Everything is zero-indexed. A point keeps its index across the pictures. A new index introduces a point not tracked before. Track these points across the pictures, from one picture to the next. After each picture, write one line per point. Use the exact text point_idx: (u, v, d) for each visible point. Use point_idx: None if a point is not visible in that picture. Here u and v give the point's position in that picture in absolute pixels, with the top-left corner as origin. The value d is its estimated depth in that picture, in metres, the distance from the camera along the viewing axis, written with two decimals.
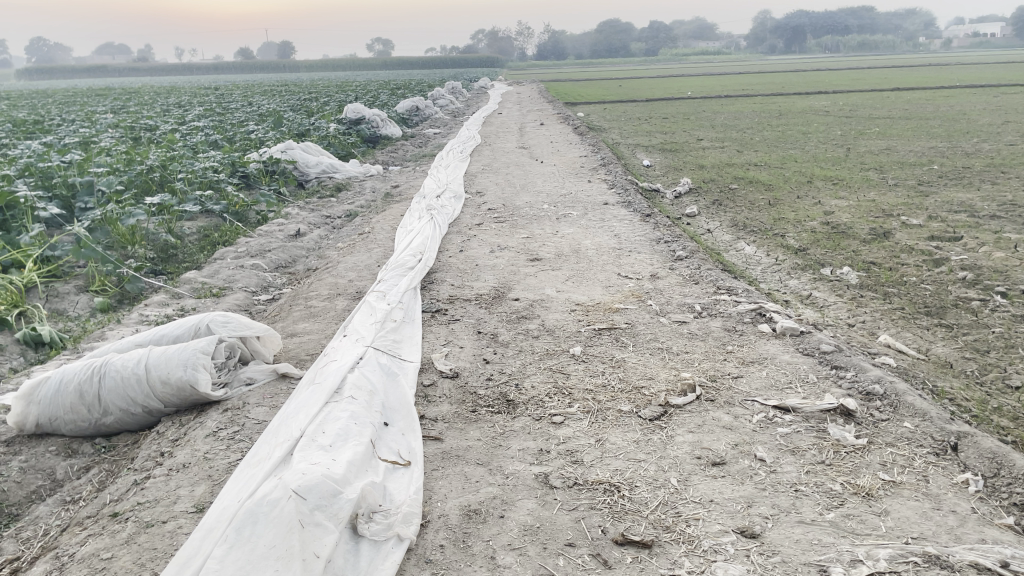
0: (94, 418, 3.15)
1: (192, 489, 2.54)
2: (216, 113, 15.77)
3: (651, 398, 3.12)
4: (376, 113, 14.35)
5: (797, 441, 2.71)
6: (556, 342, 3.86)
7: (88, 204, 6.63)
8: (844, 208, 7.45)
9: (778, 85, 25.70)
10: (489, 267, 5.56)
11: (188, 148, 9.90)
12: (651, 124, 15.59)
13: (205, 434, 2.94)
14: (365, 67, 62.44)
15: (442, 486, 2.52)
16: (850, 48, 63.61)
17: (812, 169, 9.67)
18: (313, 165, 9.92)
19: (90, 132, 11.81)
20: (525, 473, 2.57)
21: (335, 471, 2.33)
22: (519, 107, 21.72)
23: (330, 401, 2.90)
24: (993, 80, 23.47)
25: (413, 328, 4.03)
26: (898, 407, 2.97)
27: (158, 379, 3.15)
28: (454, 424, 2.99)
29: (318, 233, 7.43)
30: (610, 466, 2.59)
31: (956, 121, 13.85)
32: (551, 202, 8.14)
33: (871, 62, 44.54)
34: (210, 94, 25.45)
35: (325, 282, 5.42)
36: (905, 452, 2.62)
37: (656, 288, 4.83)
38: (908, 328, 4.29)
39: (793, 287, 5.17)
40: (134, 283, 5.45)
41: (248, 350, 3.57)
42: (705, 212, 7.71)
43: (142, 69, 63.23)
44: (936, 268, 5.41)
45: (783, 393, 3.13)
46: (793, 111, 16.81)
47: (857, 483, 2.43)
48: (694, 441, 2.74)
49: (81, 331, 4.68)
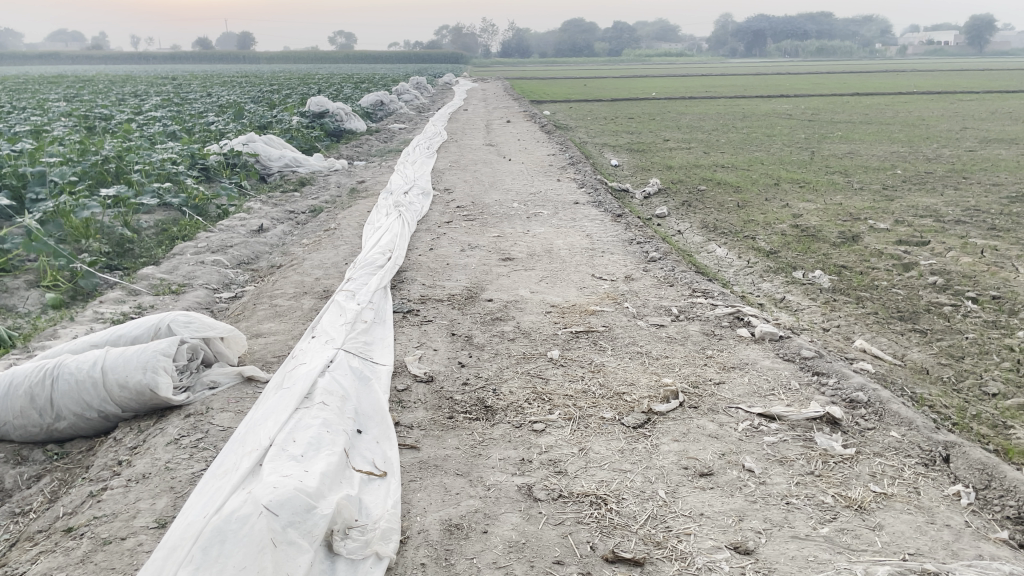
0: (46, 422, 2.96)
1: (153, 502, 2.38)
2: (174, 103, 15.39)
3: (633, 404, 3.03)
4: (340, 106, 14.10)
5: (785, 451, 2.65)
6: (533, 345, 3.76)
7: (39, 195, 6.36)
8: (812, 211, 7.47)
9: (743, 87, 25.92)
10: (459, 266, 5.43)
11: (145, 138, 9.60)
12: (618, 124, 15.58)
13: (166, 441, 2.78)
14: (327, 61, 61.74)
15: (420, 499, 2.40)
16: (810, 54, 64.66)
17: (779, 171, 9.70)
18: (275, 158, 9.68)
19: (41, 120, 11.40)
20: (507, 484, 2.46)
21: (308, 484, 2.20)
22: (484, 104, 21.59)
23: (299, 407, 2.76)
24: (951, 87, 23.91)
25: (384, 329, 3.90)
26: (883, 416, 2.92)
27: (115, 382, 2.97)
28: (431, 431, 2.87)
29: (282, 228, 7.24)
30: (595, 477, 2.49)
31: (916, 126, 14.07)
32: (521, 200, 8.03)
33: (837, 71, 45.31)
34: (167, 84, 24.96)
35: (291, 280, 5.25)
36: (894, 462, 2.57)
37: (631, 290, 4.76)
38: (882, 332, 4.27)
39: (767, 290, 5.14)
40: (89, 279, 5.22)
41: (211, 352, 3.40)
42: (675, 212, 7.67)
43: (97, 57, 61.81)
44: (906, 272, 5.43)
45: (767, 400, 3.07)
46: (756, 114, 16.93)
47: (848, 495, 2.37)
48: (679, 450, 2.66)
49: (31, 328, 4.45)
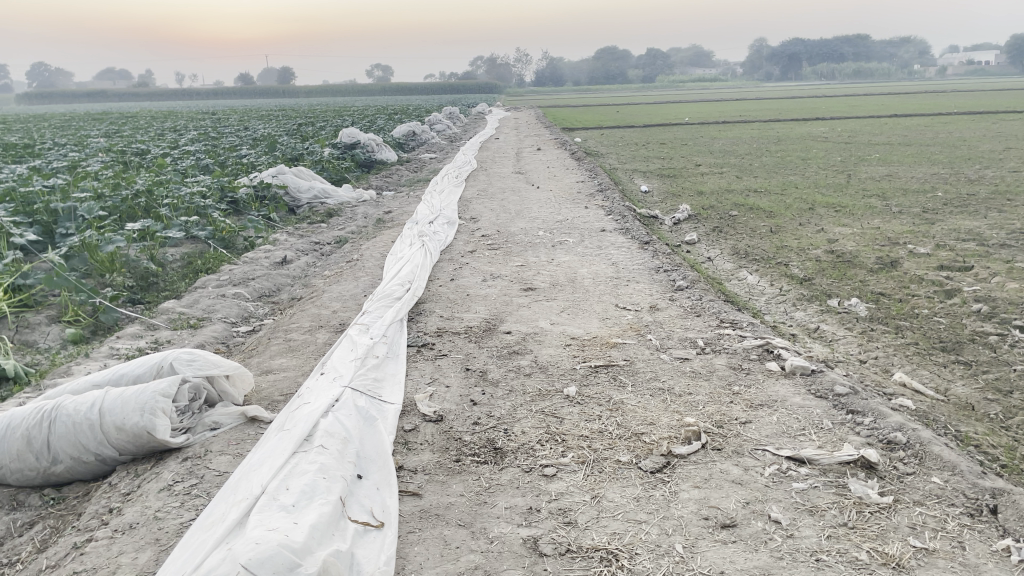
0: (43, 466, 2.86)
1: (135, 557, 2.25)
2: (210, 137, 15.64)
3: (652, 446, 2.85)
4: (372, 137, 14.18)
5: (815, 499, 2.44)
6: (549, 381, 3.59)
7: (68, 230, 6.38)
8: (848, 236, 7.22)
9: (779, 111, 25.68)
10: (480, 297, 5.29)
11: (177, 172, 9.69)
12: (650, 150, 15.41)
13: (159, 488, 2.66)
14: (362, 93, 62.75)
15: (417, 553, 2.24)
16: (846, 75, 64.09)
17: (814, 195, 9.45)
18: (304, 190, 9.69)
19: (79, 156, 11.60)
20: (512, 537, 2.29)
21: (295, 539, 2.05)
22: (516, 132, 21.59)
23: (298, 450, 2.63)
24: (994, 106, 23.45)
25: (396, 365, 3.77)
26: (924, 459, 2.69)
27: (113, 425, 2.87)
28: (436, 476, 2.72)
29: (306, 260, 7.18)
30: (607, 528, 2.31)
31: (957, 147, 13.66)
32: (547, 228, 7.91)
33: (882, 98, 44.94)
34: (207, 118, 25.43)
35: (308, 313, 5.16)
36: (936, 512, 2.35)
37: (655, 321, 4.57)
38: (923, 365, 4.03)
39: (800, 320, 4.93)
40: (109, 313, 5.18)
41: (216, 391, 3.29)
42: (706, 239, 7.48)
43: (142, 94, 63.56)
44: (949, 299, 5.16)
45: (797, 441, 2.85)
46: (790, 137, 16.65)
47: (884, 551, 2.16)
48: (700, 498, 2.47)
49: (48, 365, 4.41)
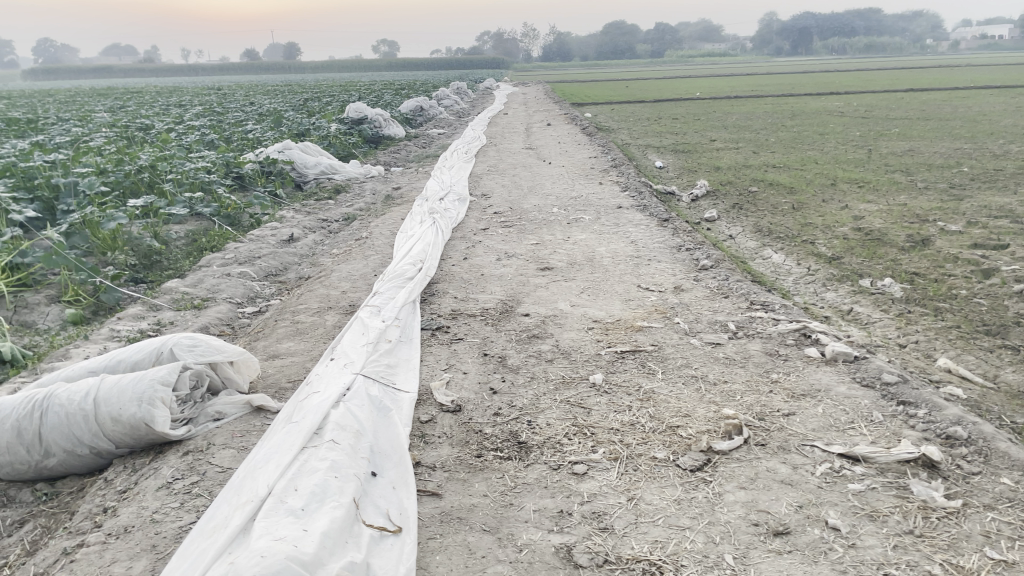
0: (34, 460, 2.65)
1: (129, 566, 2.07)
2: (217, 112, 15.36)
3: (691, 442, 2.62)
4: (380, 112, 13.88)
5: (875, 503, 2.22)
6: (573, 368, 3.37)
7: (68, 206, 6.14)
8: (875, 212, 6.95)
9: (792, 85, 25.27)
10: (495, 277, 5.07)
11: (182, 147, 9.43)
12: (663, 125, 15.08)
13: (158, 486, 2.47)
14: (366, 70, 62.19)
15: (439, 563, 2.03)
16: (858, 49, 63.07)
17: (835, 171, 9.15)
18: (311, 166, 9.43)
19: (81, 131, 11.32)
20: (543, 545, 2.09)
21: (305, 551, 1.85)
22: (524, 107, 21.21)
23: (307, 446, 2.42)
24: (1009, 80, 23.14)
25: (410, 350, 3.55)
26: (989, 457, 2.47)
27: (108, 416, 2.65)
28: (456, 474, 2.51)
29: (313, 238, 6.95)
30: (647, 536, 2.10)
31: (978, 121, 13.32)
32: (562, 205, 7.67)
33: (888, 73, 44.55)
34: (212, 95, 24.84)
35: (316, 293, 4.94)
36: (1011, 518, 2.13)
37: (682, 303, 4.34)
38: (968, 349, 3.79)
39: (832, 301, 4.69)
40: (111, 294, 4.95)
41: (219, 378, 3.08)
42: (726, 216, 7.22)
43: (149, 69, 63.19)
44: (987, 280, 4.90)
45: (847, 436, 2.63)
46: (806, 111, 16.31)
47: (958, 564, 1.94)
48: (747, 501, 2.25)
49: (47, 346, 4.20)
